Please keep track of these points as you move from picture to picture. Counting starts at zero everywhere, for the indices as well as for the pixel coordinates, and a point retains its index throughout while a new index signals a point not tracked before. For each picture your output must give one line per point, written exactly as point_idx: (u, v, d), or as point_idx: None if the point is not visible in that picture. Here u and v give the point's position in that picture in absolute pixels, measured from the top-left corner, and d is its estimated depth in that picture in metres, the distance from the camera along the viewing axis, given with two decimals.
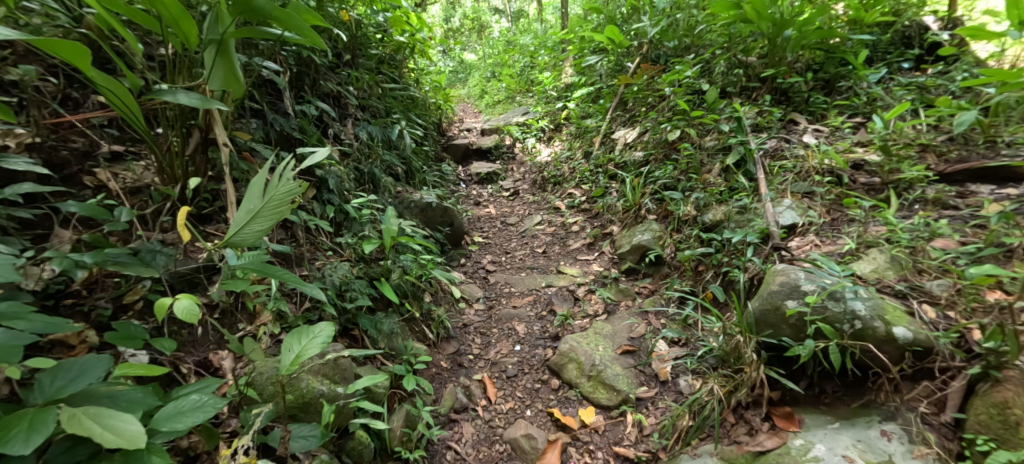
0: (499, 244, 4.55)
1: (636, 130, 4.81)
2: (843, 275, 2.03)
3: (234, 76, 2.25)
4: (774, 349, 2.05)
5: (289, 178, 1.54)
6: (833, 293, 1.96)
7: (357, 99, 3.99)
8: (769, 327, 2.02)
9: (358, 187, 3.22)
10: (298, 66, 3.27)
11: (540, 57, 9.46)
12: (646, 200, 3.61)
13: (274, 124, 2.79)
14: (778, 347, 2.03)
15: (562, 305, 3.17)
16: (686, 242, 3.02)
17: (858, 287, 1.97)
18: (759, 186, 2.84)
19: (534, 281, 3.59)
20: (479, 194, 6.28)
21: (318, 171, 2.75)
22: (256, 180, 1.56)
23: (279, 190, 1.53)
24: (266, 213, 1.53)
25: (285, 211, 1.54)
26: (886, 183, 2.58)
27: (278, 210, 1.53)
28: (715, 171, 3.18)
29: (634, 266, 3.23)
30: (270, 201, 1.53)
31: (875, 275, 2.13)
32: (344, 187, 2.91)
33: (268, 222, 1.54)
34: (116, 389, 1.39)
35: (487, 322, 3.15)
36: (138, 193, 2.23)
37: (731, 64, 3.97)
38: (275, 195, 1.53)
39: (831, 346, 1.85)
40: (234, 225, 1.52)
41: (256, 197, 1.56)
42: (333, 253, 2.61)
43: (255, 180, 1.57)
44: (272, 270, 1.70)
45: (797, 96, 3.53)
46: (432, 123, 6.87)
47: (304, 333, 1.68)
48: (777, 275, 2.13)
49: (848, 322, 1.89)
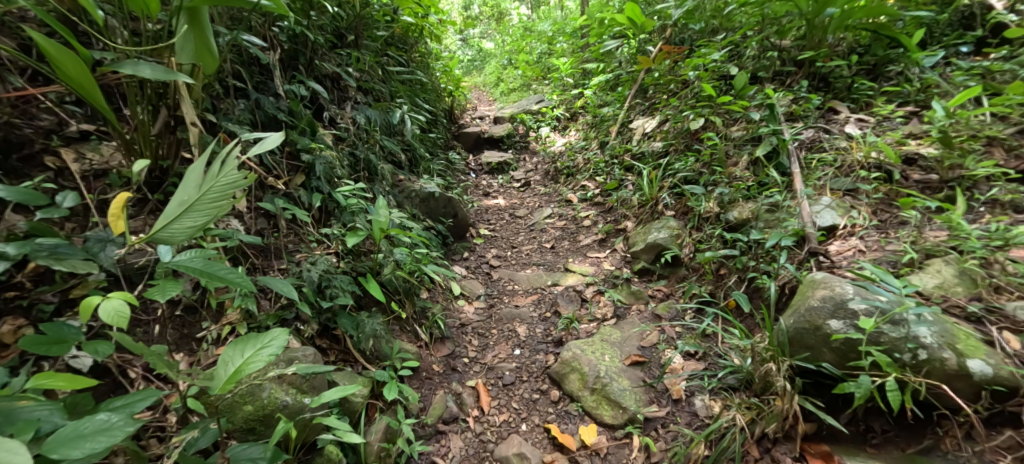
0: (505, 237, 4.31)
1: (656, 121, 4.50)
2: (904, 292, 1.71)
3: (207, 48, 1.93)
4: (809, 375, 1.78)
5: (232, 170, 1.38)
6: (892, 316, 1.66)
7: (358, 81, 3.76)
8: (806, 350, 1.76)
9: (352, 174, 2.98)
10: (292, 42, 3.03)
11: (557, 44, 9.16)
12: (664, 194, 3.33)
13: (260, 103, 2.55)
14: (816, 373, 1.77)
15: (568, 307, 2.90)
16: (707, 242, 2.72)
17: (924, 309, 1.66)
18: (793, 181, 2.51)
19: (540, 278, 3.34)
20: (487, 184, 6.09)
21: (305, 156, 2.52)
22: (194, 166, 1.39)
23: (220, 183, 1.37)
24: (204, 203, 1.36)
25: (224, 207, 1.37)
26: (945, 181, 2.25)
27: (216, 204, 1.36)
28: (742, 163, 2.87)
29: (648, 267, 2.95)
30: (208, 194, 1.36)
31: (940, 292, 1.81)
32: (334, 173, 2.67)
33: (203, 217, 1.36)
34: (17, 406, 1.19)
35: (486, 322, 2.90)
36: (103, 177, 1.99)
37: (764, 49, 3.64)
38: (214, 187, 1.36)
39: (888, 381, 1.57)
40: (165, 219, 1.33)
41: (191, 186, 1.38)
42: (317, 245, 2.37)
43: (194, 167, 1.39)
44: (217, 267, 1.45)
45: (839, 82, 3.20)
46: (442, 110, 6.66)
47: (251, 341, 1.44)
48: (818, 288, 1.84)
49: (909, 352, 1.60)
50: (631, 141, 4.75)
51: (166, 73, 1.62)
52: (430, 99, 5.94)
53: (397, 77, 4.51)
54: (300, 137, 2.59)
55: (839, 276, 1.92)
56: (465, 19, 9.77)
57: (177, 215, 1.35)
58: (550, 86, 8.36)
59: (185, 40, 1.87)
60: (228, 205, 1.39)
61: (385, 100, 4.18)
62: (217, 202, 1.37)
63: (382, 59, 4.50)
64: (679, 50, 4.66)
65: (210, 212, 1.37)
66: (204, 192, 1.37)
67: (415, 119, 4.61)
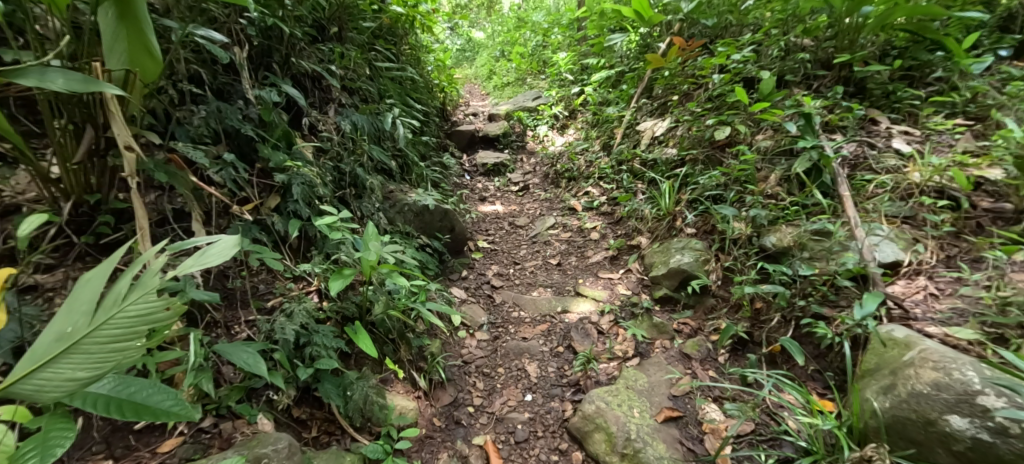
0: (506, 251, 4.01)
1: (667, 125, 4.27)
2: None
3: (144, 44, 1.53)
4: None
5: (143, 299, 1.05)
6: None
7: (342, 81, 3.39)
8: (912, 445, 1.51)
9: (337, 191, 2.63)
10: (261, 38, 2.65)
11: (553, 37, 8.81)
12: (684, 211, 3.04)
13: (223, 114, 2.18)
14: None
15: (582, 342, 2.59)
16: (741, 271, 2.42)
17: None
18: (843, 205, 2.24)
19: (548, 302, 3.04)
20: (484, 188, 5.77)
21: (279, 177, 2.16)
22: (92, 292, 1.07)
23: (121, 317, 1.03)
24: (95, 344, 1.02)
25: (125, 351, 1.02)
26: (1021, 211, 1.98)
27: (111, 348, 1.02)
28: (773, 180, 2.58)
29: (670, 295, 2.65)
30: (103, 333, 1.02)
31: None
32: (315, 194, 2.31)
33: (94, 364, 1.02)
34: None
35: (491, 358, 2.60)
36: (14, 214, 1.62)
37: (789, 49, 3.35)
38: (112, 323, 1.03)
39: None
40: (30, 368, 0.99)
41: (82, 317, 1.05)
42: (295, 284, 2.03)
43: (93, 292, 1.08)
44: (131, 386, 1.19)
45: (877, 88, 2.91)
46: (434, 107, 6.32)
47: None
48: (933, 372, 1.54)
49: None
50: (639, 145, 4.46)
51: (84, 82, 1.30)
52: (421, 97, 5.58)
53: (386, 75, 4.14)
54: (274, 151, 2.24)
55: (951, 350, 1.62)
56: (456, 9, 9.37)
57: (49, 362, 1.00)
58: (546, 82, 8.03)
59: (114, 37, 1.49)
60: (132, 349, 1.03)
61: (373, 101, 3.83)
62: (116, 346, 1.02)
63: (370, 54, 4.13)
64: (692, 47, 4.36)
65: (103, 359, 1.01)
66: (98, 329, 1.02)
67: (406, 120, 4.25)
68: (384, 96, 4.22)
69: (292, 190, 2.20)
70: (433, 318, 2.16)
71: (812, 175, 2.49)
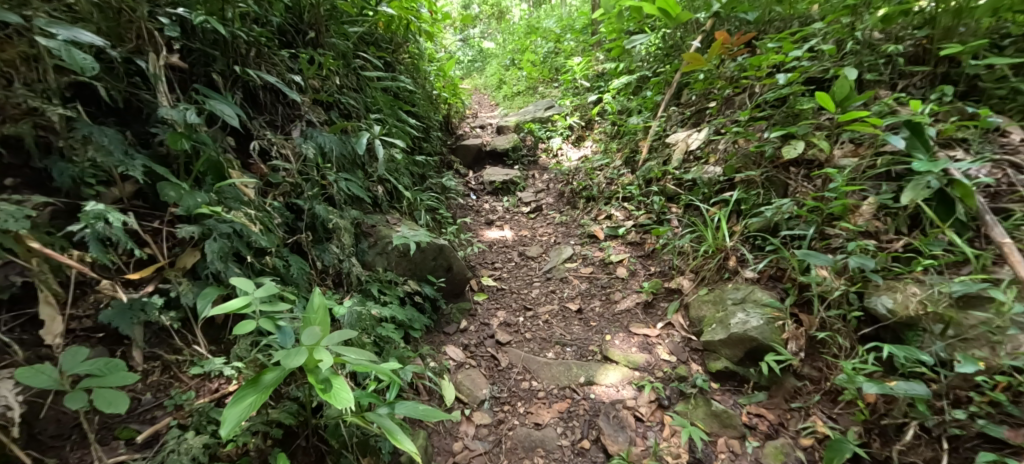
0: (515, 291, 3.37)
1: (706, 137, 3.66)
2: None
3: None
4: None
5: None
6: None
7: (314, 94, 2.82)
8: None
9: (291, 236, 2.05)
10: (199, 42, 2.09)
11: (566, 43, 8.26)
12: (742, 247, 2.52)
13: (108, 145, 1.57)
14: None
15: (616, 439, 1.96)
16: (841, 357, 1.89)
17: None
18: (1008, 257, 1.78)
19: (566, 368, 2.39)
20: (491, 210, 5.16)
21: (180, 229, 1.57)
22: None
23: None
24: None
25: None
26: None
27: None
28: (870, 215, 2.14)
29: (731, 370, 2.06)
30: None
31: None
32: (249, 249, 1.72)
33: None
34: None
35: (495, 455, 1.99)
36: None
37: (864, 43, 2.73)
38: None
39: None
40: None
41: None
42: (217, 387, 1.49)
43: None
44: None
45: (1001, 90, 2.39)
46: (437, 121, 5.78)
47: None
48: None
49: None
50: (670, 162, 3.83)
51: None
52: (420, 110, 5.01)
53: (376, 85, 3.56)
54: (192, 190, 1.65)
55: None
56: (462, 15, 8.84)
57: None
58: (560, 90, 7.44)
59: None
60: None
61: (357, 117, 3.25)
62: None
63: (355, 61, 3.58)
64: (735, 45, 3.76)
65: None
66: None
67: (398, 137, 3.65)
68: (374, 109, 3.64)
69: (209, 244, 1.60)
70: (399, 436, 1.42)
71: (942, 210, 1.95)
